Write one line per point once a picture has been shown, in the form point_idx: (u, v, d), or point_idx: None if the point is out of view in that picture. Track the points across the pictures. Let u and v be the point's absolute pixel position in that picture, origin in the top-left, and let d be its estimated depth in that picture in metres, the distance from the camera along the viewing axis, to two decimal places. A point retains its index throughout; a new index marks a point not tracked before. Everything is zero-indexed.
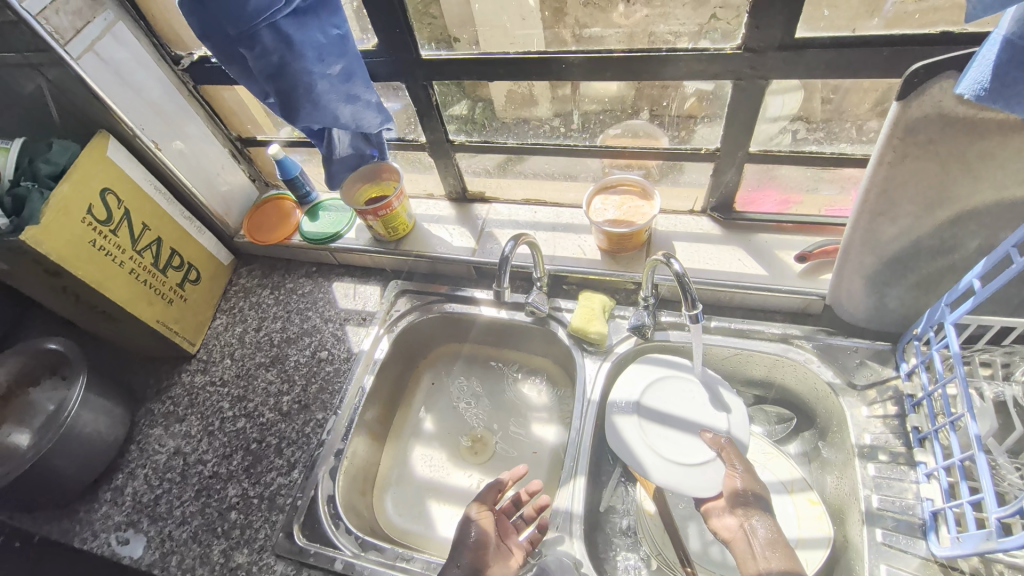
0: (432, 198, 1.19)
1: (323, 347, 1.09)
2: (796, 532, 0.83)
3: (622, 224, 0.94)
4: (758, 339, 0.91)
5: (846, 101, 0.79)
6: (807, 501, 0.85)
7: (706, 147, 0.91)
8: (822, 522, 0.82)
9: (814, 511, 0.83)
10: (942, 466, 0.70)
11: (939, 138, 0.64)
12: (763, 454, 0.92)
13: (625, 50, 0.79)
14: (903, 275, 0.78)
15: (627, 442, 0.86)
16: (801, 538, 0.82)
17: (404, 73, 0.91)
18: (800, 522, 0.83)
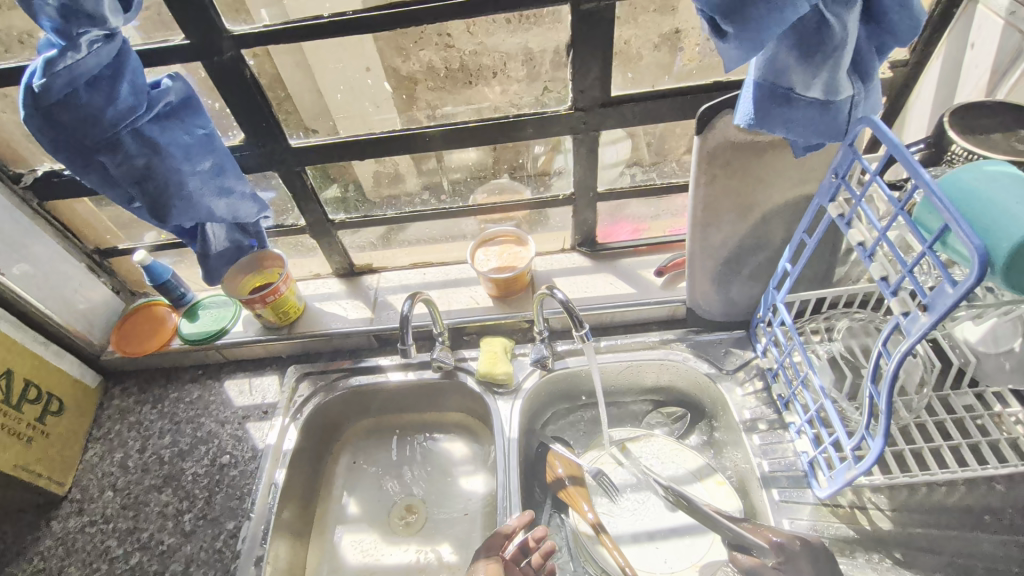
0: (319, 278, 1.19)
1: (223, 452, 1.02)
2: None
3: (506, 269, 1.03)
4: (642, 348, 1.03)
5: (663, 141, 0.97)
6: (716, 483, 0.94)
7: (563, 192, 1.04)
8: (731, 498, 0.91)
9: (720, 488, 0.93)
10: (806, 421, 0.84)
11: (733, 159, 0.81)
12: (674, 451, 1.00)
13: (479, 119, 0.91)
14: (738, 271, 0.94)
15: (626, 522, 0.94)
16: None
17: (276, 162, 0.94)
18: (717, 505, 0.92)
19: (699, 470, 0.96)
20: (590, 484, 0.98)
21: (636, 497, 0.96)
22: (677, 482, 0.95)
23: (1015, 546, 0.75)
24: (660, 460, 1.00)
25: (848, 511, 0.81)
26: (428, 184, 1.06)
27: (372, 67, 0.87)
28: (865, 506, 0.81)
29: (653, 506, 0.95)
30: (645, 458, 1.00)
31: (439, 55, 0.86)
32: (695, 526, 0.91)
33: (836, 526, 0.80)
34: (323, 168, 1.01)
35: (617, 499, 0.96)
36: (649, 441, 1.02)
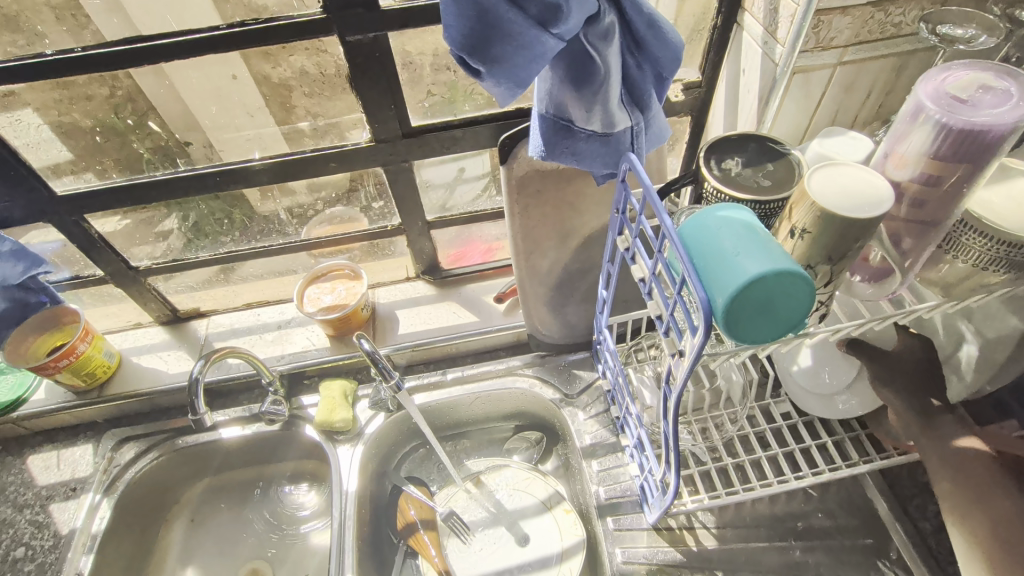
0: (141, 328, 1.07)
1: (18, 542, 0.89)
2: (562, 546, 0.90)
3: (336, 309, 0.96)
4: (489, 378, 1.00)
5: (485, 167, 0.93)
6: (564, 511, 0.93)
7: (392, 223, 0.99)
8: (576, 526, 0.91)
9: (567, 516, 0.92)
10: (636, 444, 0.84)
11: (543, 188, 0.79)
12: (528, 480, 0.98)
13: (277, 155, 0.83)
14: (570, 295, 0.92)
15: (467, 560, 0.91)
16: (565, 550, 0.89)
17: (42, 212, 0.82)
18: (562, 534, 0.91)
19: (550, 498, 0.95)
20: (440, 525, 0.95)
21: (480, 535, 0.94)
22: (524, 515, 0.95)
23: (824, 551, 0.80)
24: (513, 490, 0.97)
25: (677, 532, 0.83)
26: (243, 223, 0.96)
27: (144, 101, 0.78)
28: (692, 525, 0.84)
29: (494, 543, 0.93)
30: (498, 490, 0.98)
31: (212, 82, 0.77)
32: (542, 559, 0.89)
33: (667, 551, 0.82)
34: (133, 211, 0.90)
35: (459, 537, 0.93)
36: (505, 471, 1.00)
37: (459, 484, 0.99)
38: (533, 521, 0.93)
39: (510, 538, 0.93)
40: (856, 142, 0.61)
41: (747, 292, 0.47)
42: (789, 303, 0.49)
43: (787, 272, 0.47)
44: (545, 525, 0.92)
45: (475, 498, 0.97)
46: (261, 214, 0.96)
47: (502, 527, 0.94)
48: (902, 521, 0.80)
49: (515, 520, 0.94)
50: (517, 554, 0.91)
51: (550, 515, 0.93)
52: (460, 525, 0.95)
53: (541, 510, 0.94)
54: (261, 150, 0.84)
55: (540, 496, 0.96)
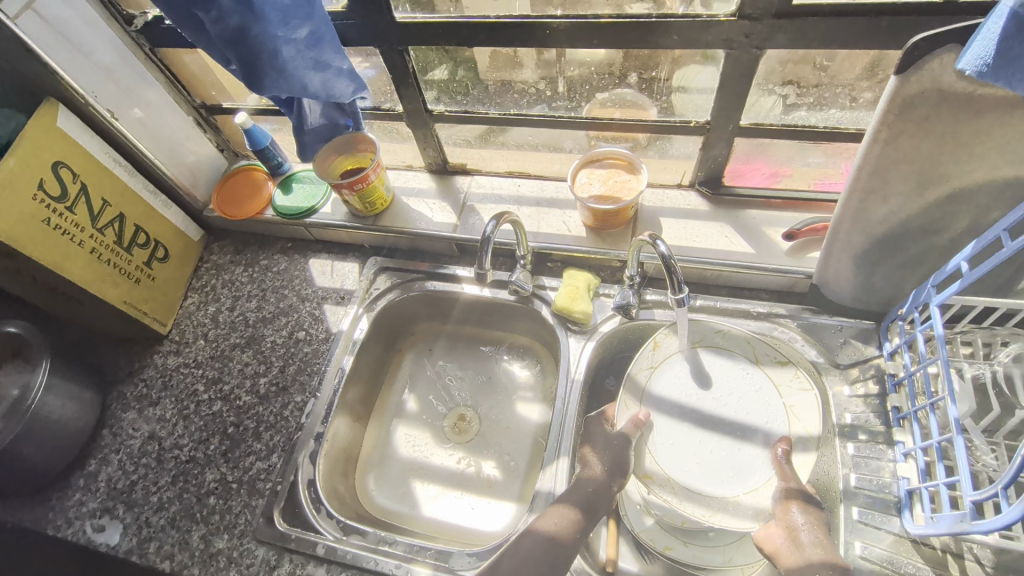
0: (411, 170, 1.14)
1: (300, 327, 1.06)
2: (782, 402, 0.85)
3: (607, 200, 0.91)
4: (743, 317, 0.91)
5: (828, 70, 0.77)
6: (780, 365, 0.87)
7: (695, 120, 0.88)
8: (801, 382, 0.85)
9: (792, 376, 0.86)
10: (920, 448, 0.71)
11: (935, 116, 0.62)
12: (766, 356, 0.88)
13: (613, 16, 0.76)
14: (889, 256, 0.77)
15: (672, 427, 0.86)
16: (789, 404, 0.85)
17: (376, 36, 0.84)
18: (781, 389, 0.86)
19: (772, 358, 0.88)
20: (643, 387, 0.89)
21: (686, 400, 0.88)
22: (737, 378, 0.88)
23: None
24: (728, 352, 0.90)
25: (939, 555, 0.70)
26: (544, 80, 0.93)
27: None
28: (961, 554, 0.70)
29: (706, 413, 0.86)
30: (710, 351, 0.90)
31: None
32: (759, 425, 0.84)
33: (920, 567, 0.70)
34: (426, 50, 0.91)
35: (666, 395, 0.88)
36: (717, 331, 0.90)
37: (665, 342, 0.91)
38: (744, 381, 0.87)
39: (725, 408, 0.86)
40: None
41: None
42: None
43: None
44: (763, 392, 0.86)
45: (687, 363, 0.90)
46: (504, 82, 0.96)
47: (714, 396, 0.87)
48: None
49: (735, 383, 0.87)
50: (733, 428, 0.85)
51: (761, 369, 0.88)
52: (664, 386, 0.89)
53: (753, 368, 0.88)
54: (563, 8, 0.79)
55: (767, 365, 0.88)
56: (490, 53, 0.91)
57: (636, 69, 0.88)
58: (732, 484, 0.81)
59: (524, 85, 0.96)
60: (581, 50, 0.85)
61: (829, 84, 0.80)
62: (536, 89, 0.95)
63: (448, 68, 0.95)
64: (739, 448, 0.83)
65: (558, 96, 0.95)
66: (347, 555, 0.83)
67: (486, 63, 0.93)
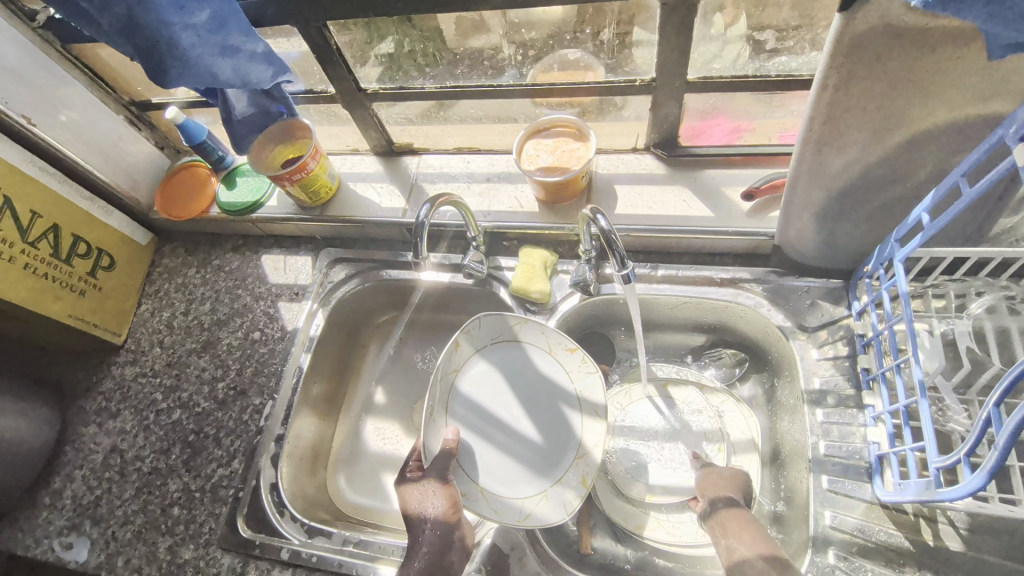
0: (357, 154, 1.09)
1: (256, 327, 1.03)
2: (574, 387, 0.85)
3: (556, 171, 0.86)
4: (706, 285, 0.86)
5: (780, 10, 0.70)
6: (568, 351, 0.84)
7: (642, 77, 0.82)
8: (586, 365, 0.84)
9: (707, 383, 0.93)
10: (888, 411, 0.68)
11: (887, 54, 0.56)
12: (558, 346, 0.85)
13: None
14: (853, 209, 0.72)
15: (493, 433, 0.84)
16: (579, 391, 0.85)
17: (291, 13, 0.78)
18: (572, 375, 0.85)
19: (562, 345, 0.84)
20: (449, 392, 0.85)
21: (491, 401, 0.86)
22: (541, 372, 0.86)
23: None
24: (525, 344, 0.87)
25: (912, 519, 0.68)
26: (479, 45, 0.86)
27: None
28: (934, 518, 0.67)
29: (525, 405, 0.85)
30: (510, 345, 0.87)
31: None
32: (559, 408, 0.85)
33: (892, 534, 0.67)
34: (351, 23, 0.82)
35: (468, 399, 0.86)
36: (512, 323, 0.86)
37: (465, 342, 0.85)
38: (542, 374, 0.86)
39: (519, 401, 0.86)
40: None
41: None
42: None
43: None
44: (548, 380, 0.86)
45: (483, 365, 0.87)
46: (470, 49, 0.87)
47: (525, 393, 0.86)
48: None
49: (532, 375, 0.86)
50: (528, 421, 0.85)
51: (555, 357, 0.86)
52: (464, 388, 0.86)
53: (540, 359, 0.87)
54: None
55: (558, 354, 0.85)
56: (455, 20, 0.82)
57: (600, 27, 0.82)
58: (537, 480, 0.82)
59: (488, 50, 0.87)
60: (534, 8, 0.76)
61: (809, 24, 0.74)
62: (502, 55, 0.88)
63: (398, 40, 0.86)
64: (539, 437, 0.84)
65: (518, 60, 0.88)
66: (312, 558, 0.81)
67: (452, 31, 0.84)
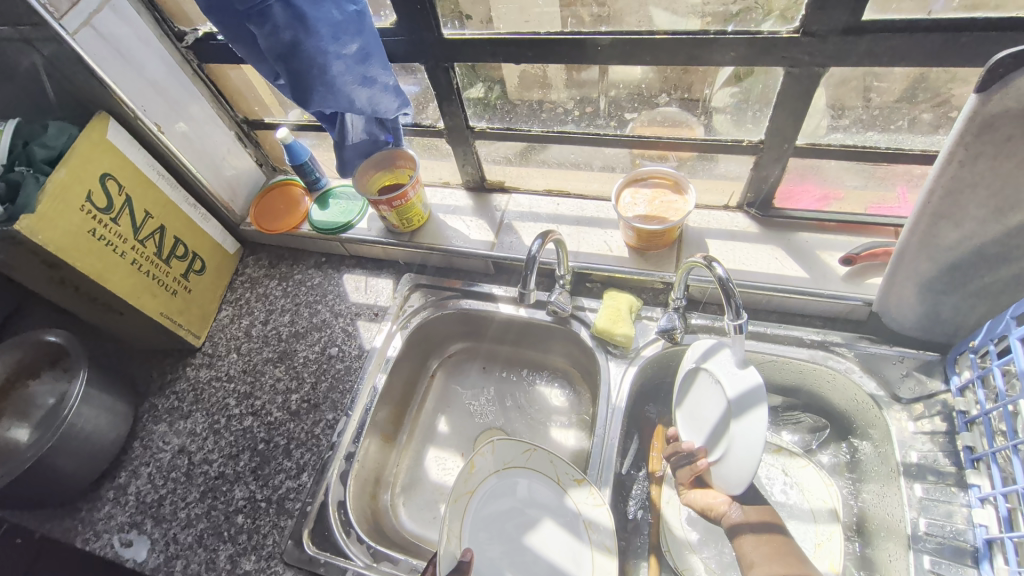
0: (448, 188, 1.13)
1: (333, 343, 1.05)
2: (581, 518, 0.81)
3: (653, 220, 0.89)
4: (795, 345, 0.86)
5: (889, 89, 0.74)
6: (576, 483, 0.82)
7: (749, 138, 0.85)
8: (595, 497, 0.80)
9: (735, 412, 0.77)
10: (1001, 494, 0.66)
11: (1021, 135, 0.58)
12: (565, 475, 0.83)
13: (668, 32, 0.74)
14: (963, 283, 0.72)
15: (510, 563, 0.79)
16: (588, 522, 0.80)
17: (424, 54, 0.84)
18: (580, 507, 0.81)
19: (570, 475, 0.82)
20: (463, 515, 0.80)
21: (503, 527, 0.82)
22: (549, 503, 0.83)
23: None
24: (535, 472, 0.84)
25: None
26: (578, 97, 0.91)
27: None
28: None
29: (538, 533, 0.81)
30: (517, 474, 0.85)
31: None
32: (566, 539, 0.81)
33: None
34: (471, 68, 0.89)
35: (484, 524, 0.81)
36: (523, 450, 0.85)
37: (480, 464, 0.83)
38: (553, 505, 0.83)
39: (524, 528, 0.82)
40: None
41: None
42: None
43: None
44: (557, 509, 0.82)
45: (496, 490, 0.84)
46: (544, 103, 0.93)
47: (537, 523, 0.82)
48: None
49: (539, 505, 0.83)
50: (541, 553, 0.80)
51: (563, 488, 0.83)
52: (481, 512, 0.82)
53: (549, 487, 0.84)
54: (613, 25, 0.77)
55: (567, 485, 0.83)
56: (518, 72, 0.89)
57: (662, 91, 0.86)
58: None
59: (552, 105, 0.93)
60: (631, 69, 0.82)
61: (863, 106, 0.77)
62: (563, 109, 0.93)
63: (487, 87, 0.93)
64: (558, 563, 0.79)
65: (604, 116, 0.92)
66: None
67: (514, 82, 0.91)
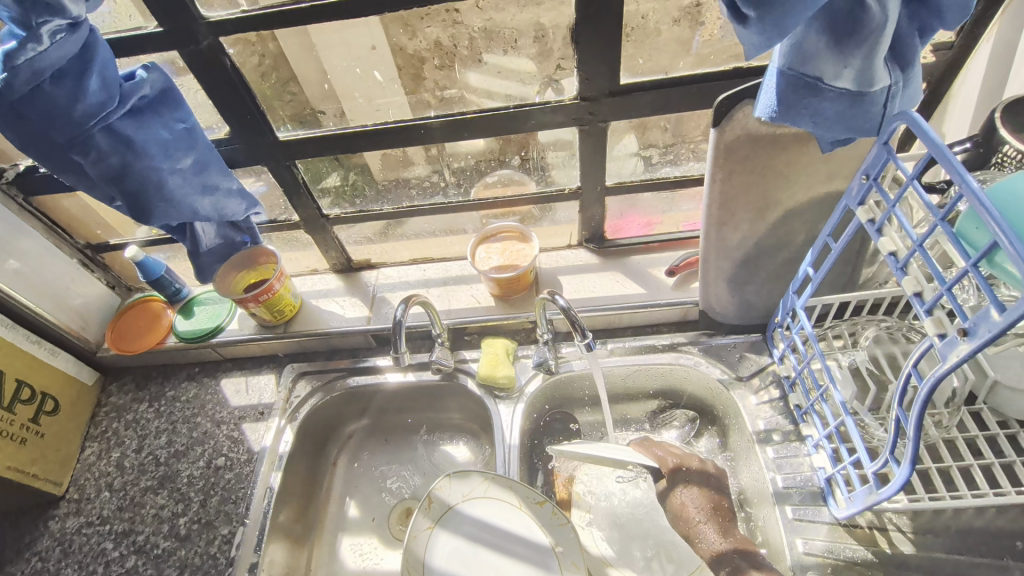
0: (317, 274, 1.16)
1: (219, 453, 1.00)
2: (547, 541, 0.81)
3: (508, 268, 0.98)
4: (651, 352, 0.98)
5: (662, 132, 0.91)
6: (538, 505, 0.83)
7: (569, 186, 0.99)
8: (558, 516, 0.82)
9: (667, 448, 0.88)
10: (825, 436, 0.79)
11: (752, 153, 0.74)
12: (526, 499, 0.83)
13: (477, 111, 0.85)
14: (756, 273, 0.88)
15: None
16: (556, 544, 0.80)
17: (264, 156, 0.90)
18: (544, 529, 0.82)
19: (531, 499, 0.83)
20: (421, 554, 0.79)
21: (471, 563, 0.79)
22: (516, 531, 0.81)
23: None
24: (497, 502, 0.83)
25: (867, 532, 0.77)
26: (439, 168, 0.99)
27: (378, 45, 0.81)
28: (885, 527, 0.77)
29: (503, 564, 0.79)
30: (479, 506, 0.83)
31: (446, 31, 0.79)
32: (538, 567, 0.79)
33: (855, 549, 0.76)
34: (314, 162, 0.95)
35: (450, 559, 0.79)
36: (484, 480, 0.84)
37: (438, 499, 0.82)
38: (518, 533, 0.81)
39: (496, 566, 0.79)
40: None
41: None
42: None
43: None
44: (523, 535, 0.81)
45: (457, 527, 0.81)
46: (400, 180, 1.01)
47: (506, 552, 0.80)
48: None
49: (507, 538, 0.81)
50: None
51: (528, 514, 0.83)
52: (444, 549, 0.80)
53: (514, 514, 0.83)
54: (436, 109, 0.88)
55: (529, 509, 0.83)
56: (383, 156, 0.96)
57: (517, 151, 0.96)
58: None
59: (420, 181, 1.01)
60: (463, 143, 0.93)
61: (685, 143, 0.93)
62: (431, 182, 1.01)
63: (342, 174, 0.99)
64: None
65: (452, 184, 1.01)
66: None
67: (379, 165, 0.98)
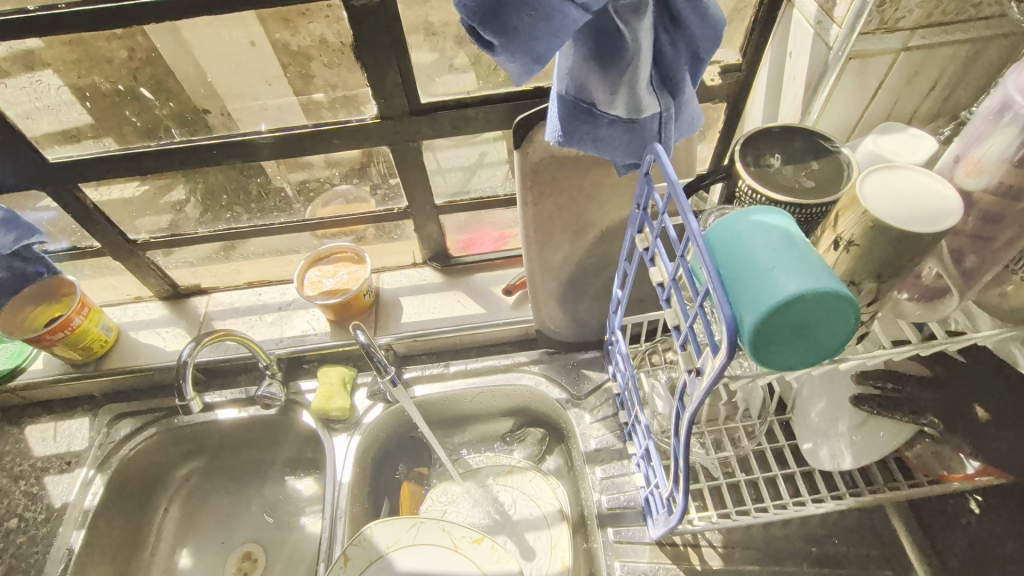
0: (140, 302, 1.06)
1: (11, 514, 0.89)
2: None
3: (337, 293, 0.93)
4: (494, 373, 0.96)
5: (485, 151, 0.89)
6: (474, 542, 0.76)
7: (398, 206, 0.95)
8: (497, 553, 0.75)
9: None
10: (642, 455, 0.78)
11: (554, 176, 0.72)
12: (461, 539, 0.76)
13: (279, 128, 0.79)
14: (582, 291, 0.87)
15: None
16: None
17: (36, 179, 0.80)
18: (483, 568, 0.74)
19: (466, 537, 0.76)
20: None
21: None
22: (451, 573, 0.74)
23: None
24: (425, 548, 0.76)
25: (682, 550, 0.76)
26: (298, 183, 0.91)
27: (258, 41, 0.73)
28: (698, 543, 0.77)
29: None
30: (407, 554, 0.75)
31: (332, 28, 0.71)
32: None
33: (669, 569, 0.75)
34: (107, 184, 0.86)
35: None
36: (410, 525, 0.76)
37: (355, 554, 0.74)
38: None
39: None
40: (920, 141, 0.53)
41: (778, 314, 0.38)
42: (831, 327, 0.39)
43: (830, 292, 0.37)
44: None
45: None
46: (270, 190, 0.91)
47: None
48: (924, 552, 0.72)
49: None
50: None
51: (465, 555, 0.75)
52: None
53: (450, 556, 0.75)
54: (266, 123, 0.80)
55: (465, 549, 0.76)
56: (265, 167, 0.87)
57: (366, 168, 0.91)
58: None
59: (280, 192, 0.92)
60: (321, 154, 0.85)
61: None
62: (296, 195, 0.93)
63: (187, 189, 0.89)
64: None
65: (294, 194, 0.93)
66: None
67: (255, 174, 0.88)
